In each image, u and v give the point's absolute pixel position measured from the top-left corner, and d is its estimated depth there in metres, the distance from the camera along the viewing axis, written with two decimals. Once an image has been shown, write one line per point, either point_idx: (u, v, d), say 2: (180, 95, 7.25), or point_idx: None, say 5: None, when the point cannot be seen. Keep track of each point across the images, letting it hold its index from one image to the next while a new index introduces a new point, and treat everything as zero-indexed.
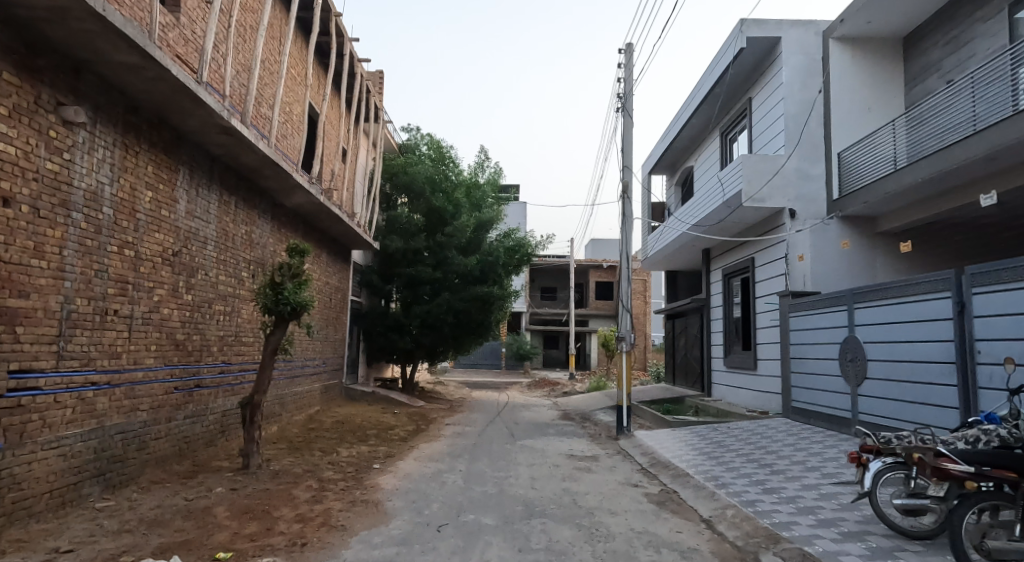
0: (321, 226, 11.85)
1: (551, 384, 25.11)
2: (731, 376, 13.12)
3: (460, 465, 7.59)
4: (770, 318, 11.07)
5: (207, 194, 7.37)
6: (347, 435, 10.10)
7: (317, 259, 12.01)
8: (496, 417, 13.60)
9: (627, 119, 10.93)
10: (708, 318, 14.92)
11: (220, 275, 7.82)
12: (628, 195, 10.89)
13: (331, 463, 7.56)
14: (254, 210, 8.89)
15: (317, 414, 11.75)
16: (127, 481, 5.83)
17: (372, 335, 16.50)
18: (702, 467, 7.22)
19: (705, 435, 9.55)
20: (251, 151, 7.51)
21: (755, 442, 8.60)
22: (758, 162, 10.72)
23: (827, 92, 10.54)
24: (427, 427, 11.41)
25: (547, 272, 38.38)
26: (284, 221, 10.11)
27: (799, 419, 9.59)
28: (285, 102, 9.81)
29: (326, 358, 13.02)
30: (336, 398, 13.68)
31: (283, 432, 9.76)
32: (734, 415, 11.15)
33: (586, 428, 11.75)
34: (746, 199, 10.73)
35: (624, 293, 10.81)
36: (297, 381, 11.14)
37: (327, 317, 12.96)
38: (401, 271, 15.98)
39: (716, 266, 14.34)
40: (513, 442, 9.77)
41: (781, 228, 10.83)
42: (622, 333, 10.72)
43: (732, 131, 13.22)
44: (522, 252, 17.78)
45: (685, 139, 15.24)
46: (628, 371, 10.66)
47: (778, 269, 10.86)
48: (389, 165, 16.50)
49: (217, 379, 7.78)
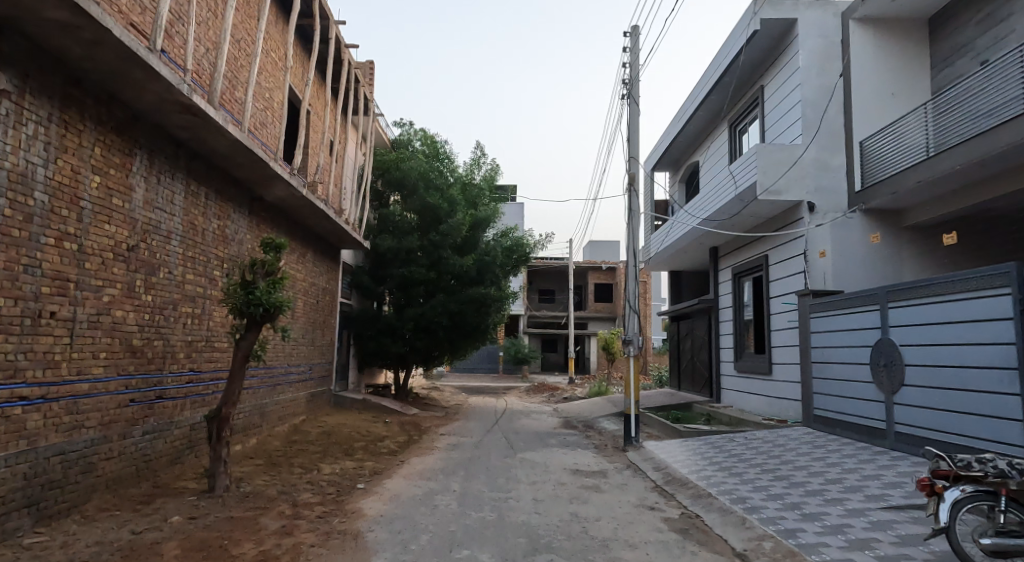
0: (306, 223, 11.09)
1: (551, 388, 24.32)
2: (743, 381, 12.36)
3: (454, 485, 6.80)
4: (787, 319, 10.33)
5: (170, 182, 6.59)
6: (332, 448, 9.31)
7: (301, 258, 11.23)
8: (494, 425, 12.81)
9: (634, 105, 10.23)
10: (717, 320, 14.18)
11: (187, 273, 7.03)
12: (634, 187, 10.15)
13: (310, 482, 6.77)
14: (228, 203, 8.11)
15: (302, 425, 10.94)
16: (69, 510, 5.05)
17: (363, 339, 15.68)
18: (724, 485, 6.47)
19: (721, 446, 8.79)
20: (221, 136, 6.75)
21: (777, 454, 7.85)
22: (774, 152, 10.00)
23: (848, 76, 9.86)
24: (420, 438, 10.63)
25: (544, 273, 37.66)
26: (263, 216, 9.35)
27: (822, 429, 8.85)
28: (264, 88, 9.09)
29: (312, 364, 12.23)
30: (324, 406, 12.89)
31: (262, 445, 8.96)
32: (749, 424, 10.40)
33: (590, 438, 10.98)
34: (761, 192, 10.00)
35: (631, 292, 10.07)
36: (279, 389, 10.35)
37: (312, 320, 12.18)
38: (393, 272, 15.19)
39: (725, 265, 13.61)
40: (513, 454, 9.00)
41: (799, 223, 10.11)
42: (627, 337, 9.95)
43: (742, 122, 12.54)
44: (519, 252, 17.09)
45: (690, 131, 14.56)
46: (635, 378, 9.89)
47: (796, 267, 10.14)
48: (380, 161, 15.75)
49: (184, 389, 7.01)
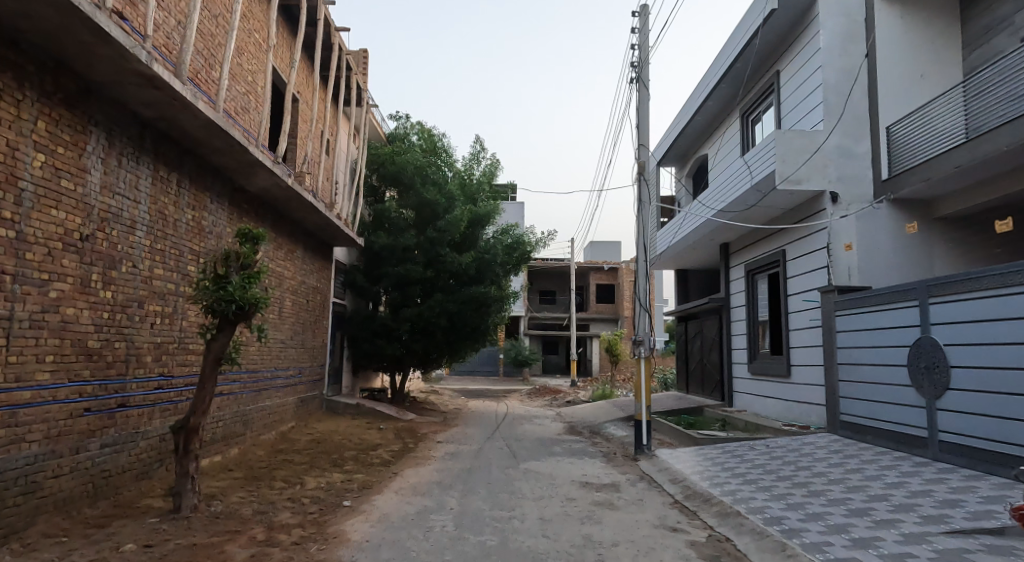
0: (294, 217, 10.44)
1: (552, 391, 23.64)
2: (759, 384, 11.66)
3: (452, 502, 6.11)
4: (808, 317, 9.66)
5: (134, 166, 5.92)
6: (319, 458, 8.62)
7: (288, 254, 10.56)
8: (495, 432, 12.11)
9: (643, 90, 9.57)
10: (729, 319, 13.49)
11: (155, 268, 6.35)
12: (644, 177, 9.49)
13: (290, 500, 6.07)
14: (204, 192, 7.43)
15: (289, 433, 10.26)
16: (5, 538, 4.37)
17: (357, 341, 14.97)
18: (753, 501, 5.78)
19: (740, 454, 8.10)
20: (192, 115, 6.08)
21: (805, 463, 7.16)
22: (794, 139, 9.33)
23: (873, 57, 9.20)
24: (416, 446, 9.95)
25: (545, 274, 36.99)
26: (246, 208, 8.69)
27: (851, 436, 8.17)
28: (245, 70, 8.44)
29: (302, 367, 11.56)
30: (314, 411, 12.20)
31: (243, 456, 8.27)
32: (768, 429, 9.72)
33: (598, 445, 10.30)
34: (780, 181, 9.32)
35: (641, 289, 9.40)
36: (264, 395, 9.67)
37: (302, 321, 11.51)
38: (388, 270, 14.49)
39: (737, 261, 12.98)
40: (515, 465, 8.31)
41: (821, 214, 9.43)
42: (638, 337, 9.28)
43: (756, 111, 11.91)
44: (520, 250, 16.39)
45: (699, 123, 13.92)
46: (646, 380, 9.21)
47: (817, 262, 9.47)
48: (375, 154, 15.10)
49: (151, 397, 6.33)
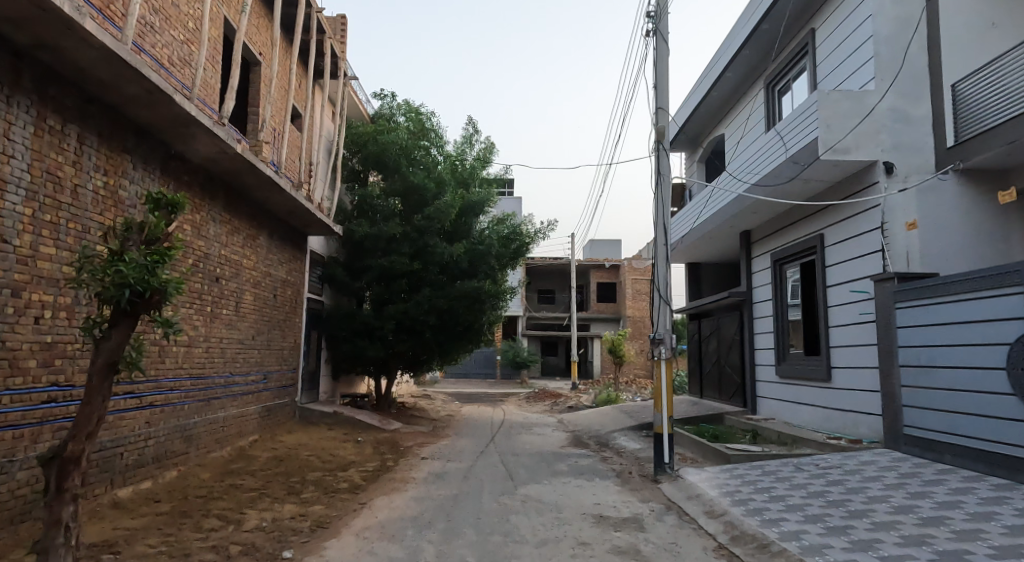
0: (253, 197, 8.98)
1: (553, 395, 22.18)
2: (791, 389, 10.22)
3: (427, 551, 4.62)
4: (857, 311, 8.21)
5: (3, 107, 4.48)
6: (276, 480, 7.16)
7: (246, 241, 9.10)
8: (490, 444, 10.65)
9: (662, 44, 8.15)
10: (752, 316, 12.05)
11: (43, 246, 4.89)
12: (663, 145, 8.04)
13: (211, 551, 4.56)
14: (124, 155, 5.96)
15: (248, 449, 8.78)
16: None
17: (337, 342, 13.49)
18: (829, 552, 4.31)
19: (786, 475, 6.64)
20: (81, 41, 4.59)
21: (875, 490, 5.69)
22: (840, 101, 7.90)
23: (936, 3, 7.75)
24: (395, 465, 8.43)
25: (544, 273, 35.58)
26: (185, 182, 7.22)
27: (921, 454, 6.73)
28: (183, 12, 6.97)
29: (267, 371, 10.10)
30: (284, 421, 10.73)
31: (180, 481, 6.79)
32: (809, 443, 8.28)
33: (609, 462, 8.83)
34: (824, 150, 7.88)
35: (661, 279, 7.93)
36: (215, 405, 8.20)
37: (266, 319, 10.05)
38: (371, 263, 13.02)
39: (761, 251, 11.56)
40: (511, 490, 6.82)
41: (871, 189, 7.98)
42: (657, 335, 7.81)
43: (784, 80, 10.53)
44: (517, 242, 14.91)
45: (716, 98, 12.53)
46: (668, 387, 7.75)
47: (867, 245, 8.02)
48: (355, 135, 13.67)
49: (37, 414, 4.85)
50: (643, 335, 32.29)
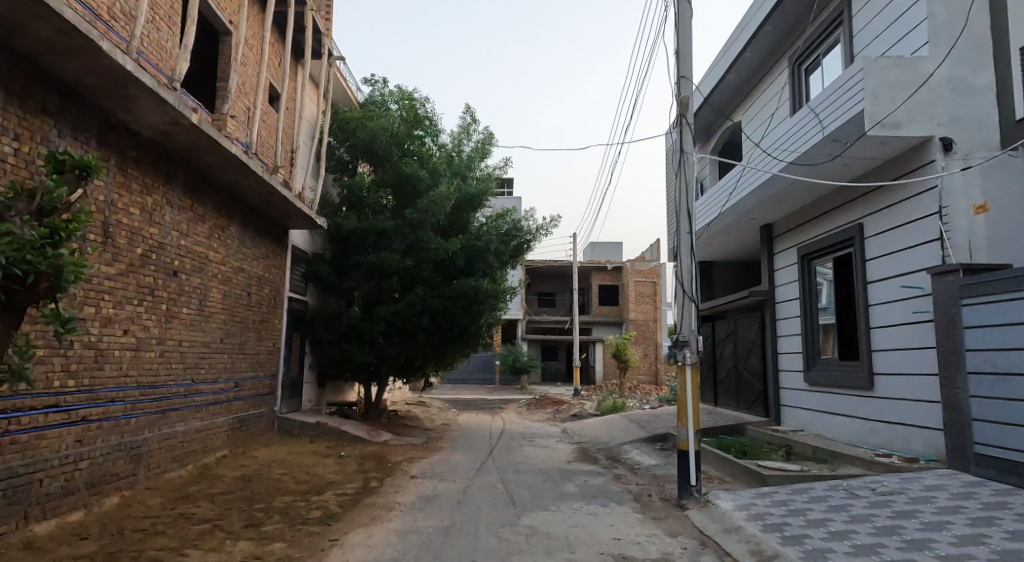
0: (220, 180, 7.94)
1: (555, 402, 21.07)
2: (824, 398, 9.17)
3: None
4: (908, 309, 7.17)
5: None
6: (236, 507, 6.07)
7: (213, 231, 8.06)
8: (489, 459, 9.58)
9: (684, 3, 7.14)
10: (775, 317, 11.02)
11: None
12: (687, 118, 7.02)
13: None
14: (45, 119, 4.96)
15: (214, 467, 7.71)
16: None
17: (322, 346, 12.42)
18: None
19: (840, 502, 5.58)
20: None
21: (962, 527, 4.64)
22: (888, 68, 6.89)
23: None
24: (380, 486, 7.35)
25: (544, 275, 34.54)
26: (134, 158, 6.19)
27: (999, 478, 5.67)
28: None
29: (239, 379, 9.03)
30: (259, 434, 9.67)
31: (122, 510, 5.73)
32: (855, 461, 7.23)
33: (623, 482, 7.74)
34: (872, 125, 6.86)
35: (685, 271, 6.91)
36: (173, 418, 7.14)
37: (238, 320, 9.00)
38: (359, 259, 11.98)
39: (787, 245, 10.54)
40: (513, 521, 5.76)
41: (926, 169, 6.95)
42: (681, 337, 6.80)
43: (813, 56, 9.52)
44: (517, 239, 13.88)
45: (734, 81, 11.51)
46: (694, 396, 6.72)
47: (921, 233, 6.99)
48: (343, 122, 12.64)
49: None
50: (647, 339, 31.20)
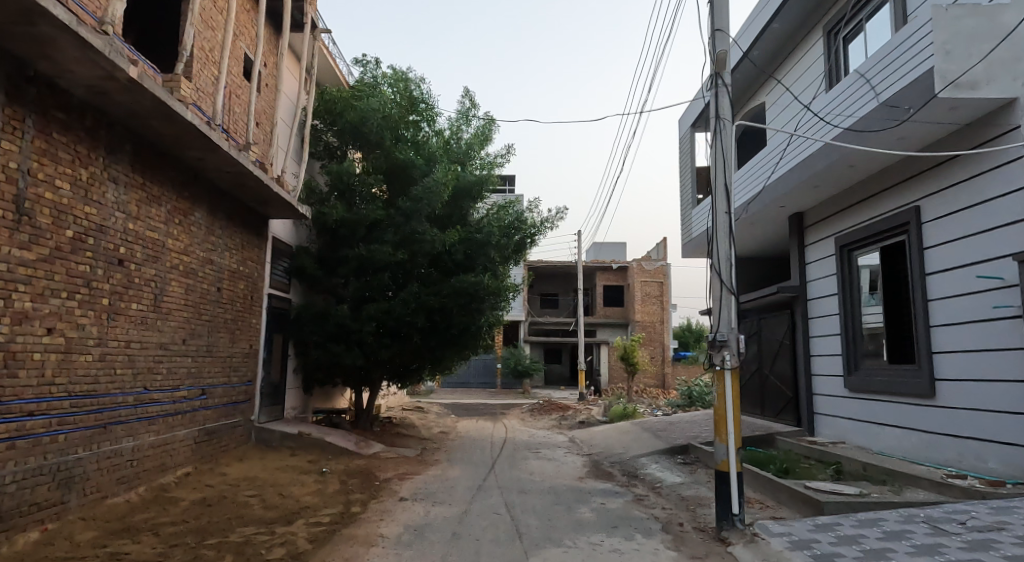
0: (178, 155, 6.87)
1: (560, 408, 19.91)
2: (870, 407, 8.08)
3: None
4: (985, 303, 6.08)
5: None
6: (182, 544, 4.98)
7: (172, 215, 6.98)
8: (490, 476, 8.46)
9: None
10: (807, 315, 9.93)
11: None
12: (722, 77, 5.97)
13: None
14: None
15: (170, 488, 6.62)
16: None
17: (308, 349, 11.34)
18: None
19: (927, 542, 4.47)
20: None
21: None
22: (962, 20, 5.80)
23: None
24: (362, 512, 6.27)
25: (547, 275, 33.47)
26: (60, 121, 5.14)
27: None
28: None
29: (207, 385, 7.95)
30: (230, 447, 8.58)
31: (39, 549, 4.64)
32: (922, 482, 6.12)
33: (647, 506, 6.64)
34: (944, 87, 5.76)
35: (722, 259, 5.83)
36: (118, 432, 6.06)
37: (205, 318, 7.92)
38: (348, 253, 10.90)
39: (823, 234, 9.45)
40: None
41: (1009, 137, 5.85)
42: (719, 336, 5.70)
43: (857, 19, 8.43)
44: (520, 231, 12.80)
45: (762, 53, 10.42)
46: (735, 406, 5.62)
47: (1002, 214, 5.91)
48: (330, 104, 11.60)
49: None
50: (654, 341, 30.06)
